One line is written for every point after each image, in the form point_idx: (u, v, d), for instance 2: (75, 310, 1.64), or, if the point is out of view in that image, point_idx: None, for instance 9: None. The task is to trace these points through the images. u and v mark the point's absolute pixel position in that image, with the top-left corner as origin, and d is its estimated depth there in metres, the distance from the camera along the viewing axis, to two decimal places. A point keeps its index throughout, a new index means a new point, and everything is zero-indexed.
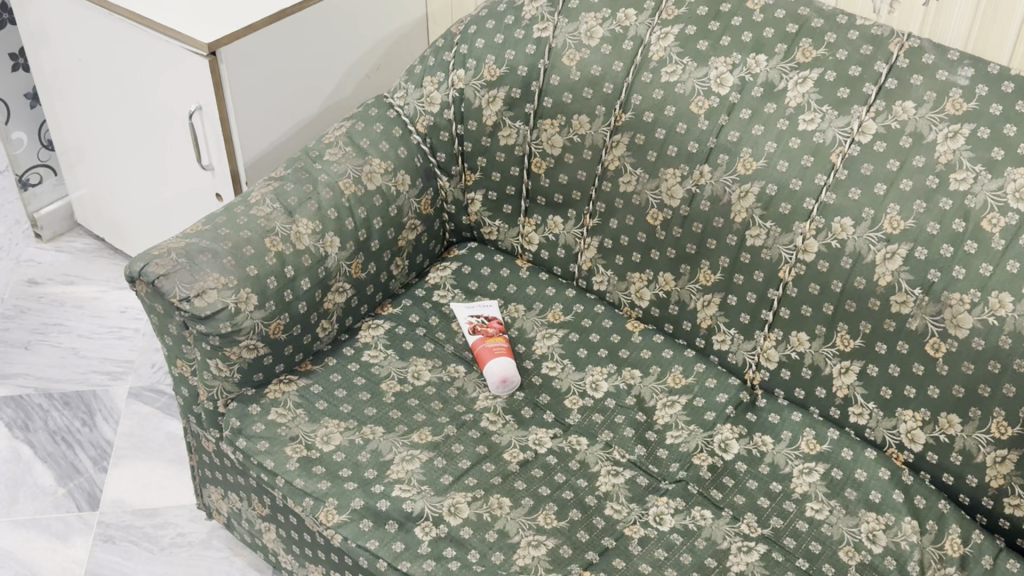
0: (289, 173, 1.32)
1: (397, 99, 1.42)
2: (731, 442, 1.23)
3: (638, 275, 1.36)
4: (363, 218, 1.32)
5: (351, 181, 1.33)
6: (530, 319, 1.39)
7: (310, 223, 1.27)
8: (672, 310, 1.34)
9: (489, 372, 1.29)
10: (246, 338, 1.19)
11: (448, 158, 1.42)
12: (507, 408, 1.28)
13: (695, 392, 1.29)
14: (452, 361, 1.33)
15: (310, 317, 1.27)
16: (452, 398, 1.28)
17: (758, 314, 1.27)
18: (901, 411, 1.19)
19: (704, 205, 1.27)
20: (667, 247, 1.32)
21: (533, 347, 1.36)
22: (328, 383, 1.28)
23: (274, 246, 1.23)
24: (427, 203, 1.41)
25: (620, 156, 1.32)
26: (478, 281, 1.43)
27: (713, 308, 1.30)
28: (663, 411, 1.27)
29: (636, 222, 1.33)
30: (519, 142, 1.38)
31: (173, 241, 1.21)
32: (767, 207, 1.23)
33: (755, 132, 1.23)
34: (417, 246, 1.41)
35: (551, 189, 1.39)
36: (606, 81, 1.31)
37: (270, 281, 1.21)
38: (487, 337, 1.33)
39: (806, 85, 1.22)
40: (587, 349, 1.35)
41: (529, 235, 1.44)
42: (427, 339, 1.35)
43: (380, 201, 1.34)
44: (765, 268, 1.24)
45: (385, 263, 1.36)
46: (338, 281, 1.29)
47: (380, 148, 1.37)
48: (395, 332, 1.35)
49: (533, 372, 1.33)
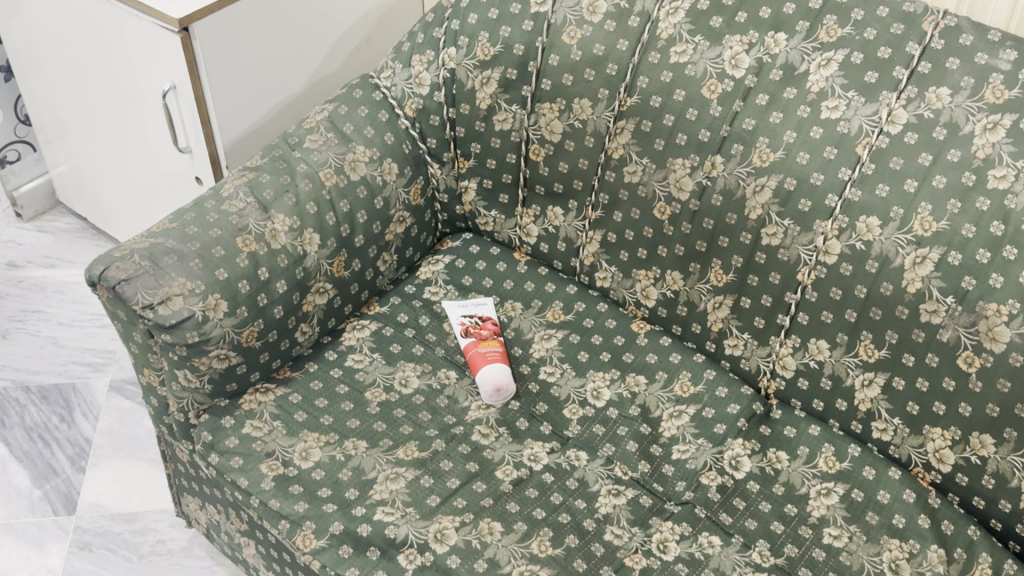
0: (266, 163, 1.22)
1: (383, 79, 1.30)
2: (743, 459, 1.13)
3: (644, 272, 1.26)
4: (345, 212, 1.22)
5: (332, 172, 1.22)
6: (527, 318, 1.29)
7: (287, 219, 1.17)
8: (680, 311, 1.24)
9: (481, 380, 1.20)
10: (216, 348, 1.10)
11: (439, 144, 1.31)
12: (501, 419, 1.18)
13: (704, 401, 1.19)
14: (443, 366, 1.24)
15: (288, 322, 1.17)
16: (442, 408, 1.19)
17: (774, 318, 1.16)
18: (929, 429, 1.09)
19: (716, 199, 1.16)
20: (675, 244, 1.21)
21: (530, 350, 1.26)
22: (308, 392, 1.19)
23: (247, 245, 1.13)
24: (417, 192, 1.30)
25: (624, 144, 1.21)
26: (472, 276, 1.33)
27: (725, 310, 1.20)
28: (669, 422, 1.18)
29: (642, 216, 1.23)
30: (516, 127, 1.27)
31: (137, 241, 1.12)
32: (785, 203, 1.12)
33: (773, 120, 1.12)
34: (406, 239, 1.31)
35: (550, 178, 1.28)
36: (610, 61, 1.20)
37: (242, 284, 1.11)
38: (480, 340, 1.23)
39: (830, 67, 1.10)
40: (588, 353, 1.25)
41: (527, 226, 1.33)
42: (416, 342, 1.26)
43: (364, 192, 1.24)
44: (782, 269, 1.14)
45: (371, 260, 1.26)
46: (319, 281, 1.20)
47: (364, 134, 1.26)
48: (382, 334, 1.26)
49: (530, 379, 1.23)
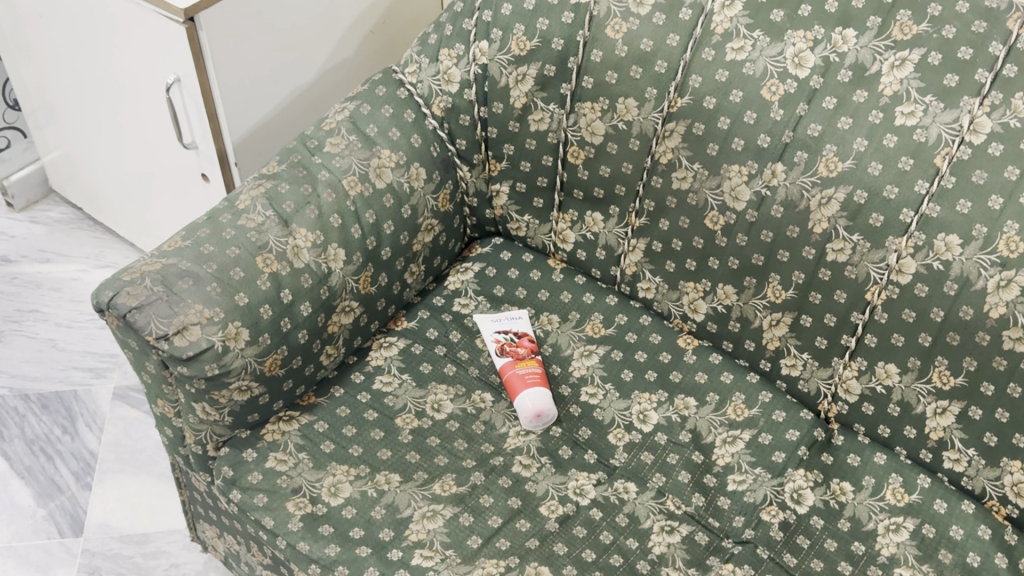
0: (285, 170, 1.12)
1: (408, 75, 1.20)
2: (806, 492, 1.06)
3: (693, 284, 1.17)
4: (371, 224, 1.13)
5: (356, 180, 1.13)
6: (565, 333, 1.21)
7: (310, 234, 1.08)
8: (732, 327, 1.15)
9: (521, 406, 1.11)
10: (237, 380, 1.01)
11: (469, 145, 1.21)
12: (542, 447, 1.10)
13: (760, 426, 1.11)
14: (477, 388, 1.15)
15: (312, 346, 1.08)
16: (478, 435, 1.11)
17: (838, 339, 1.08)
18: (1007, 462, 1.01)
19: (775, 210, 1.07)
20: (728, 256, 1.12)
21: (570, 369, 1.18)
22: (334, 419, 1.10)
23: (268, 265, 1.04)
24: (446, 198, 1.21)
25: (674, 148, 1.12)
26: (504, 286, 1.24)
27: (782, 328, 1.11)
28: (723, 449, 1.10)
29: (692, 225, 1.14)
30: (553, 128, 1.17)
31: (148, 262, 1.02)
32: (854, 216, 1.03)
33: (842, 126, 1.03)
34: (434, 248, 1.21)
35: (590, 183, 1.19)
36: (659, 58, 1.10)
37: (264, 310, 1.02)
38: (517, 360, 1.14)
39: (904, 69, 1.00)
40: (632, 371, 1.17)
41: (564, 232, 1.24)
42: (447, 360, 1.17)
43: (391, 201, 1.15)
44: (848, 287, 1.05)
45: (398, 273, 1.17)
46: (344, 299, 1.10)
47: (388, 137, 1.16)
48: (410, 353, 1.17)
49: (571, 401, 1.15)
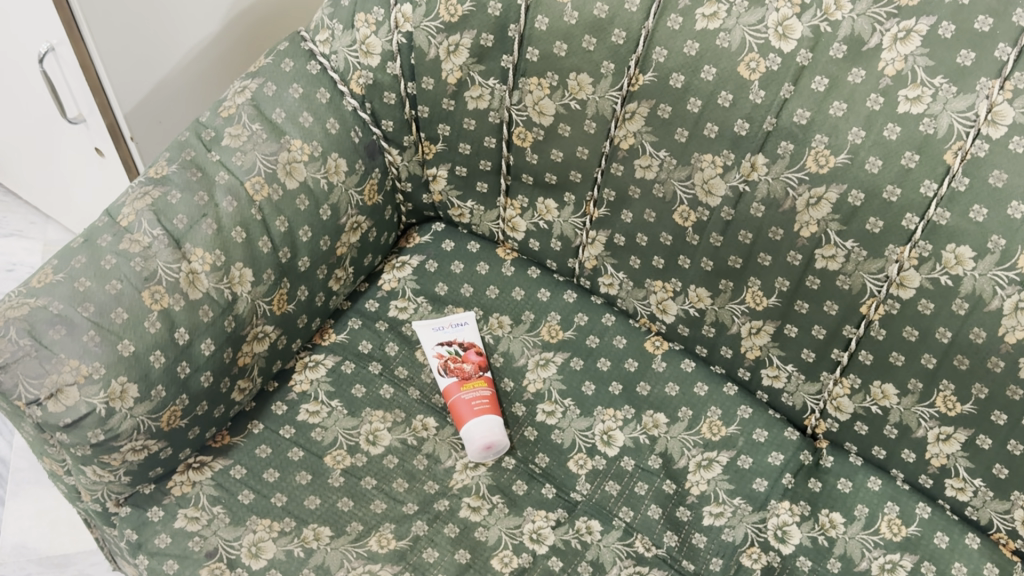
0: (176, 172, 0.95)
1: (319, 44, 1.00)
2: (792, 529, 0.94)
3: (661, 283, 1.01)
4: (283, 233, 0.96)
5: (262, 181, 0.95)
6: (517, 338, 1.06)
7: (207, 255, 0.91)
8: (706, 332, 1.01)
9: (467, 437, 0.97)
10: (128, 441, 0.87)
11: (397, 127, 1.03)
12: (493, 484, 0.97)
13: (739, 447, 0.98)
14: (418, 412, 1.01)
15: (219, 386, 0.93)
16: (420, 472, 0.97)
17: (828, 353, 0.94)
18: (1018, 496, 0.88)
19: (756, 208, 0.91)
20: (701, 256, 0.97)
21: (523, 383, 1.03)
22: (254, 461, 0.96)
23: (158, 300, 0.88)
24: (373, 189, 1.03)
25: (636, 132, 0.95)
26: (447, 283, 1.09)
27: (764, 337, 0.97)
28: (697, 476, 0.98)
29: (659, 219, 0.98)
30: (494, 107, 0.99)
31: (14, 304, 0.86)
32: (848, 220, 0.87)
33: (834, 113, 0.85)
34: (363, 247, 1.05)
35: (540, 168, 1.02)
36: (617, 26, 0.91)
37: (155, 358, 0.86)
38: (463, 381, 1.00)
39: (910, 42, 0.81)
40: (595, 384, 1.03)
41: (513, 220, 1.07)
42: (382, 380, 1.02)
43: (306, 202, 0.97)
44: (841, 299, 0.90)
45: (320, 282, 1.01)
46: (256, 326, 0.95)
47: (298, 124, 0.98)
48: (340, 373, 1.02)
49: (526, 422, 1.01)
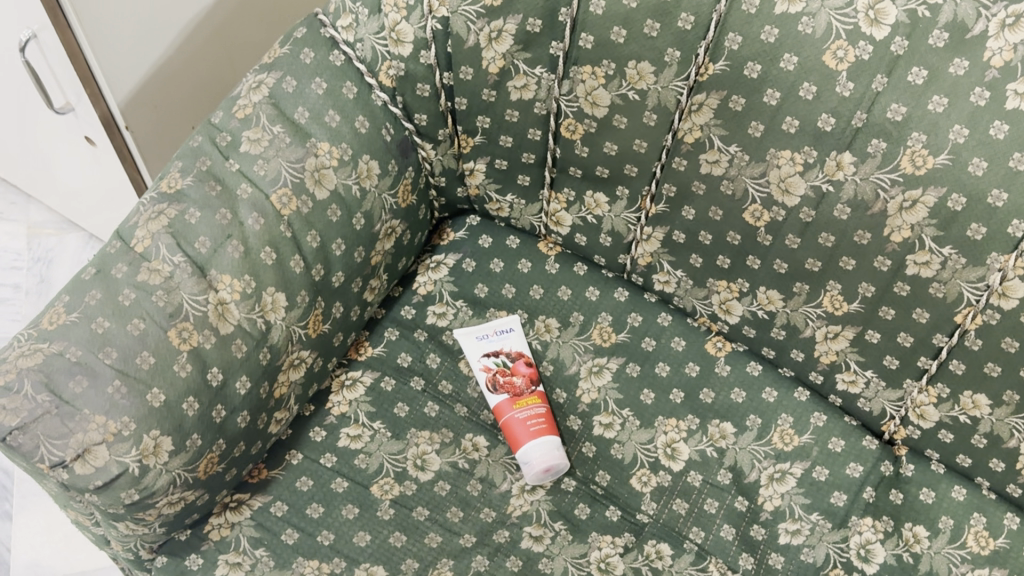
0: (191, 187, 0.84)
1: (342, 30, 0.89)
2: (875, 547, 0.89)
3: (726, 283, 0.94)
4: (315, 249, 0.86)
5: (290, 193, 0.85)
6: (567, 343, 0.98)
7: (236, 281, 0.82)
8: (775, 335, 0.94)
9: (525, 460, 0.90)
10: (165, 496, 0.79)
11: (432, 120, 0.93)
12: (554, 510, 0.90)
13: (813, 457, 0.92)
14: (467, 431, 0.94)
15: (257, 423, 0.85)
16: (475, 499, 0.90)
17: (914, 361, 0.87)
18: None
19: (840, 210, 0.83)
20: (773, 257, 0.89)
21: (577, 394, 0.96)
22: (295, 496, 0.89)
23: (188, 339, 0.79)
24: (407, 189, 0.94)
25: (704, 125, 0.85)
26: (487, 284, 1.00)
27: (842, 342, 0.90)
28: (770, 490, 0.92)
29: (726, 217, 0.89)
30: (541, 97, 0.90)
31: (26, 350, 0.76)
32: (946, 226, 0.79)
33: (933, 109, 0.76)
34: (398, 252, 0.96)
35: (591, 161, 0.92)
36: (684, 10, 0.80)
37: (188, 406, 0.78)
38: (515, 397, 0.93)
39: (1020, 29, 0.71)
40: (654, 392, 0.96)
41: (558, 214, 0.99)
42: (426, 397, 0.95)
43: (338, 212, 0.88)
44: (933, 308, 0.83)
45: (355, 296, 0.92)
46: (292, 353, 0.86)
47: (324, 124, 0.87)
48: (380, 391, 0.94)
49: (583, 437, 0.95)
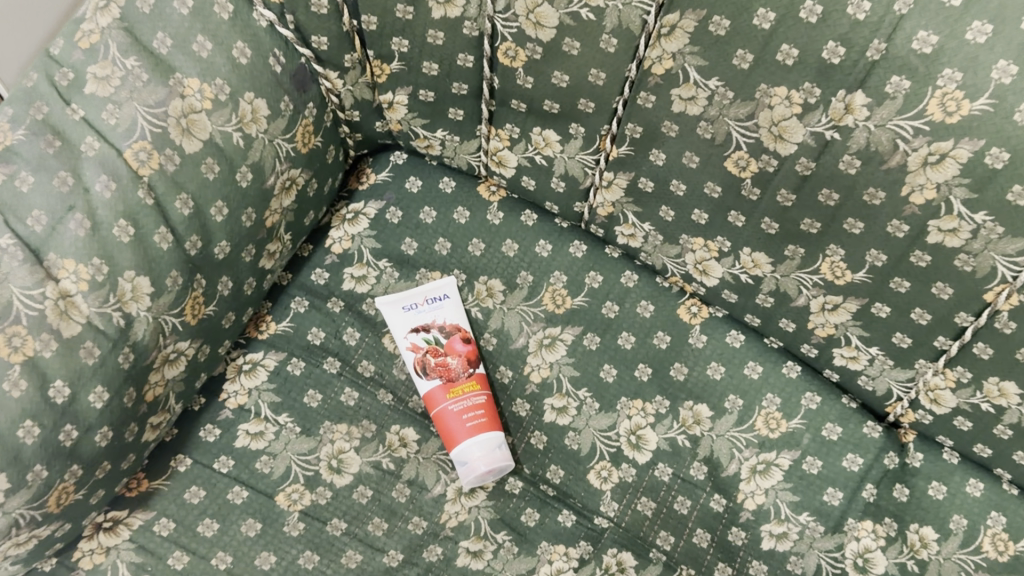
0: (22, 141, 0.64)
1: None
2: (875, 556, 0.75)
3: (703, 241, 0.77)
4: (187, 216, 0.68)
5: (150, 147, 0.66)
6: (513, 311, 0.83)
7: (83, 266, 0.64)
8: (763, 302, 0.77)
9: (461, 460, 0.75)
10: (8, 539, 0.64)
11: (334, 44, 0.74)
12: (497, 518, 0.76)
13: (804, 446, 0.78)
14: (392, 422, 0.78)
15: (125, 435, 0.69)
16: (403, 507, 0.76)
17: (929, 340, 0.70)
18: None
19: (848, 163, 0.65)
20: (761, 215, 0.72)
21: (524, 371, 0.82)
22: (185, 511, 0.74)
23: (21, 350, 0.61)
24: (309, 129, 0.76)
25: (675, 52, 0.66)
26: (416, 238, 0.84)
27: (844, 315, 0.73)
28: (752, 487, 0.78)
29: (704, 165, 0.71)
30: (470, 15, 0.70)
31: None
32: (982, 186, 0.60)
33: (973, 39, 0.55)
34: (302, 206, 0.78)
35: (536, 94, 0.74)
36: None
37: (26, 433, 0.61)
38: (450, 384, 0.77)
39: None
40: (616, 369, 0.81)
41: (499, 153, 0.81)
42: (343, 382, 0.79)
43: (217, 168, 0.69)
44: (957, 282, 0.66)
45: (250, 266, 0.75)
46: (166, 348, 0.69)
47: (190, 54, 0.67)
48: (285, 377, 0.79)
49: (532, 426, 0.80)
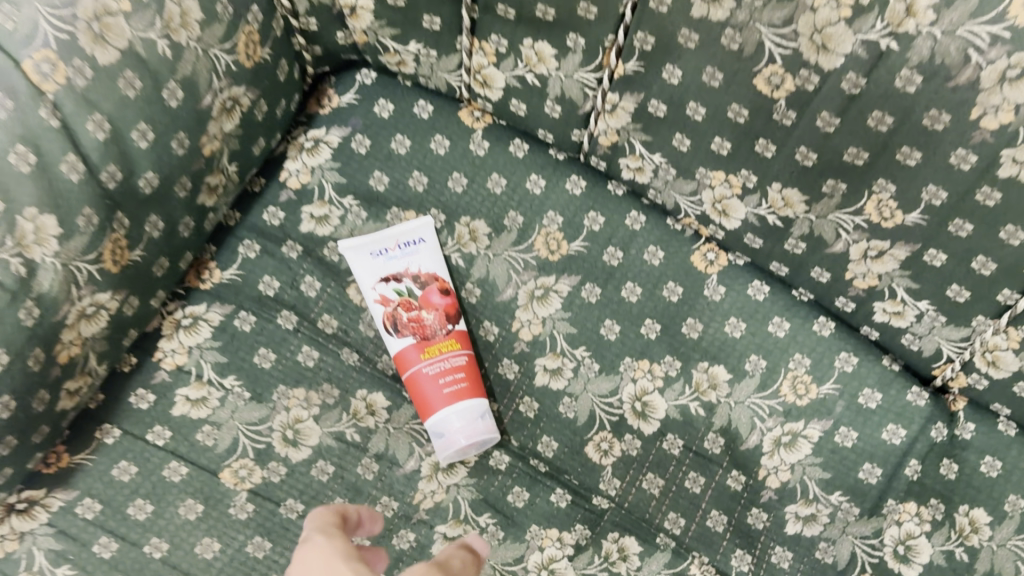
0: None
1: None
2: (919, 543, 0.64)
3: (725, 175, 0.64)
4: (101, 142, 0.56)
5: (55, 58, 0.52)
6: (500, 257, 0.71)
7: None
8: (794, 248, 0.65)
9: (437, 432, 0.64)
10: None
11: None
12: (479, 499, 0.65)
13: (838, 415, 0.67)
14: (358, 386, 0.67)
15: (33, 406, 0.58)
16: (370, 485, 0.65)
17: (992, 293, 0.58)
18: None
19: (905, 80, 0.52)
20: (795, 144, 0.59)
21: (513, 326, 0.70)
22: (114, 490, 0.63)
23: None
24: (254, 37, 0.63)
25: None
26: (386, 171, 0.72)
27: (890, 264, 0.62)
28: (776, 462, 0.67)
29: (727, 83, 0.58)
30: None
31: None
32: None
33: None
34: (248, 131, 0.66)
35: None
36: None
37: None
38: (425, 343, 0.66)
39: None
40: (620, 325, 0.70)
41: (483, 71, 0.68)
42: (300, 339, 0.68)
43: (137, 84, 0.56)
44: None
45: (186, 203, 0.63)
46: (82, 299, 0.58)
47: None
48: (232, 334, 0.67)
49: (521, 391, 0.69)
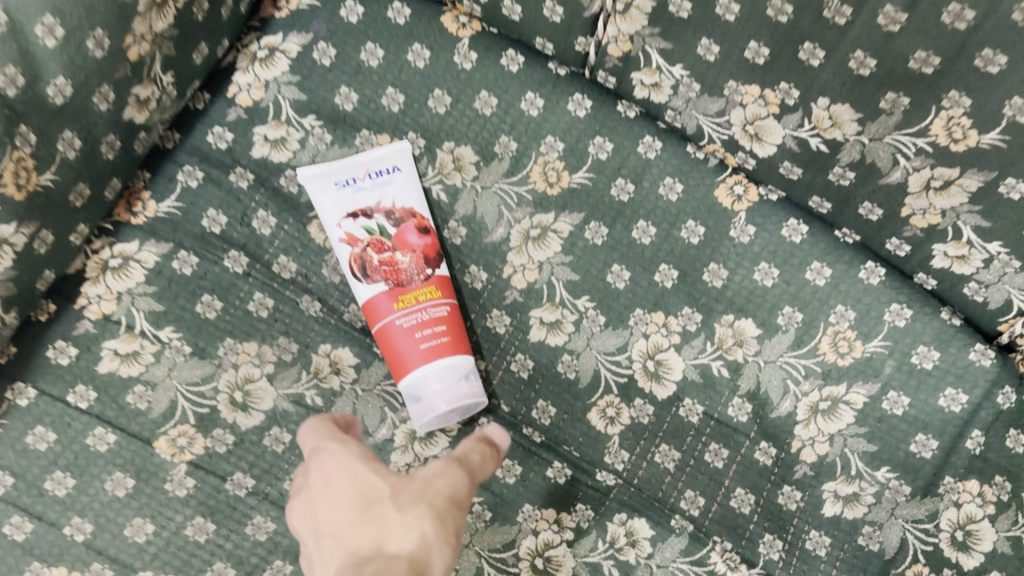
0: None
1: None
2: (982, 527, 0.53)
3: (763, 91, 0.53)
4: None
5: None
6: (489, 190, 0.61)
7: None
8: (841, 179, 0.54)
9: (414, 395, 0.54)
10: None
11: None
12: None
13: (886, 377, 0.57)
14: (320, 340, 0.57)
15: None
16: None
17: None
18: None
19: None
20: (853, 49, 0.48)
21: (504, 271, 0.60)
22: (29, 462, 0.53)
23: None
24: None
25: None
26: (354, 87, 0.61)
27: (959, 198, 0.50)
28: (812, 432, 0.58)
29: None
30: None
31: None
32: None
33: None
34: (182, 34, 0.55)
35: None
36: None
37: None
38: (399, 290, 0.56)
39: None
40: (631, 270, 0.60)
41: None
42: (253, 285, 0.58)
43: None
44: None
45: (109, 118, 0.53)
46: None
47: None
48: (170, 278, 0.57)
49: (513, 347, 0.59)
